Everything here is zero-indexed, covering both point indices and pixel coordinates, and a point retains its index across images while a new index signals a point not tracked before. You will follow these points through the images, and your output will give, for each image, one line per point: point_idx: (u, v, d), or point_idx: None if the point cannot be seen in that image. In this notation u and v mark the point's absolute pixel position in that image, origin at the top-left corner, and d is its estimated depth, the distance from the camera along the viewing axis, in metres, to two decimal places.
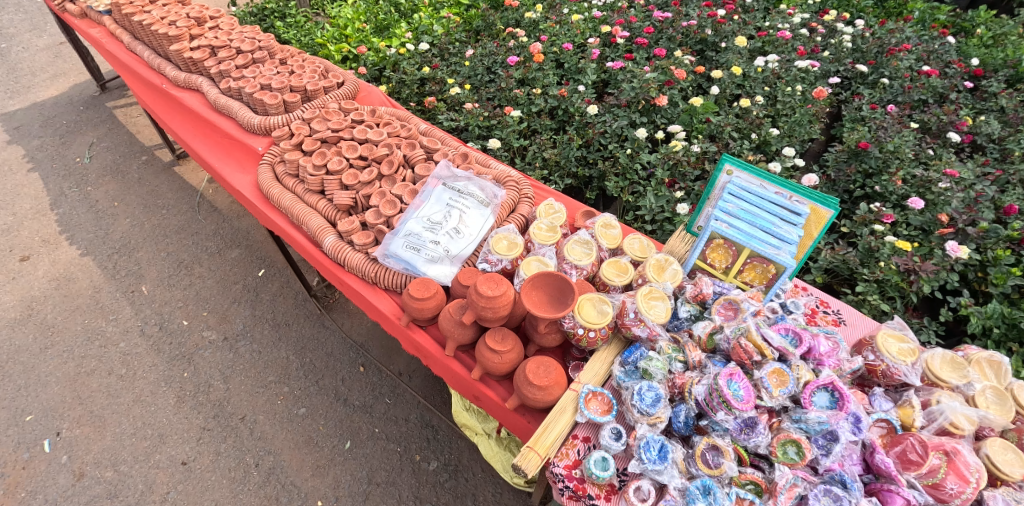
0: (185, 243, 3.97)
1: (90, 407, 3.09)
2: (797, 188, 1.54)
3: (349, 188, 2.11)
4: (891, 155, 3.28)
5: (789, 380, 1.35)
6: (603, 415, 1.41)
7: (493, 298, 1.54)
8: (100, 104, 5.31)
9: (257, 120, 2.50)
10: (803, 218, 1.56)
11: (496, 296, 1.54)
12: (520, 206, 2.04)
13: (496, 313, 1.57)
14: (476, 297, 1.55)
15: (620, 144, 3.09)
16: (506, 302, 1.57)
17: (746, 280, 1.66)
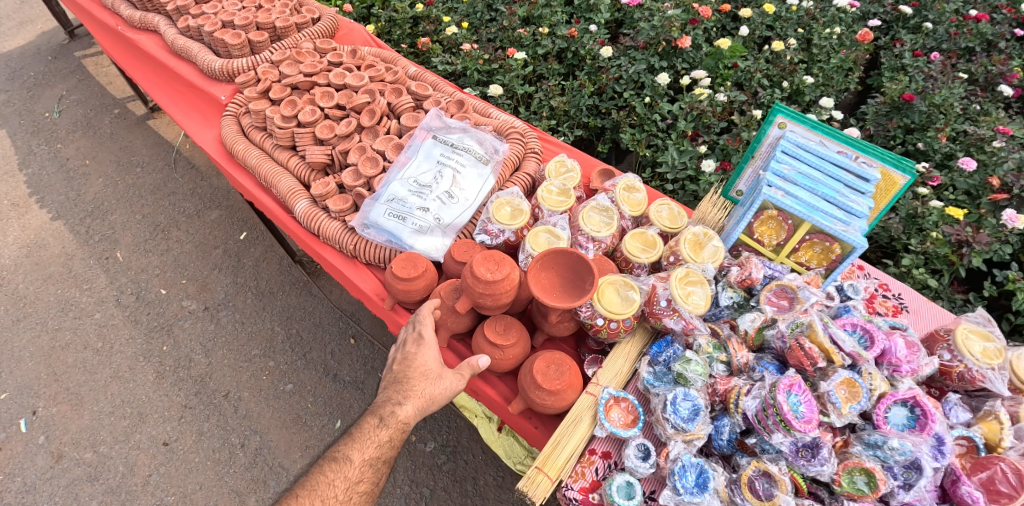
0: (162, 204, 3.62)
1: (67, 384, 2.83)
2: (869, 148, 1.35)
3: (324, 142, 1.80)
4: (937, 109, 2.90)
5: (862, 394, 1.09)
6: (627, 429, 1.15)
7: (493, 284, 1.26)
8: (68, 53, 4.87)
9: (218, 64, 2.15)
10: (872, 184, 1.36)
11: (496, 280, 1.26)
12: (525, 163, 1.73)
13: (497, 300, 1.29)
14: (474, 283, 1.27)
15: (637, 92, 2.71)
16: (508, 286, 1.29)
17: (802, 260, 1.36)
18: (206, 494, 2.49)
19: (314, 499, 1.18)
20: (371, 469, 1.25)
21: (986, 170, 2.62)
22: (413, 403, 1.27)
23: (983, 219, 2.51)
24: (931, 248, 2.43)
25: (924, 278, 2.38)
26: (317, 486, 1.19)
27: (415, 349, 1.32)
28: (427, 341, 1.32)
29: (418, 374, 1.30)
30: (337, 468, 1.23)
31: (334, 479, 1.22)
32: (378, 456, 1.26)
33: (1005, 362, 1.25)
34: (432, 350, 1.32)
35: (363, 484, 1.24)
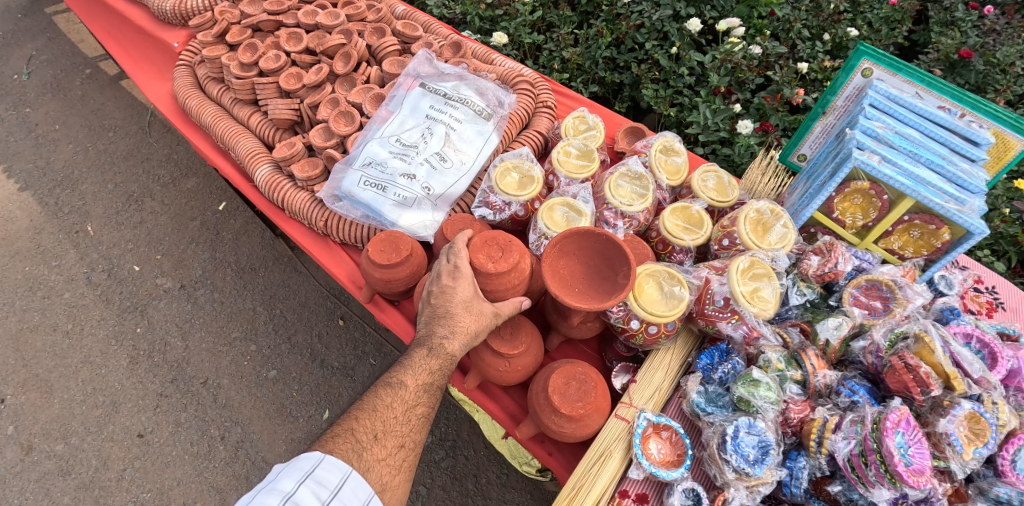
0: (135, 171, 3.27)
1: (35, 370, 2.54)
2: (981, 101, 1.05)
3: (291, 95, 1.49)
4: (997, 67, 2.55)
5: (991, 434, 0.80)
6: (668, 470, 0.87)
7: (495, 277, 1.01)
8: (38, 9, 4.45)
9: (169, 4, 1.81)
10: (983, 148, 1.06)
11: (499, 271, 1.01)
12: (536, 120, 1.43)
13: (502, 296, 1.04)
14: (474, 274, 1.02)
15: (661, 43, 2.35)
16: (515, 276, 1.03)
17: (893, 247, 1.08)
18: (184, 491, 2.22)
19: (374, 420, 0.94)
20: (430, 392, 1.00)
21: None
22: (461, 340, 0.99)
23: None
24: (999, 228, 2.11)
25: (989, 261, 2.08)
26: (371, 408, 0.95)
27: (450, 284, 1.01)
28: (462, 274, 1.01)
29: (462, 306, 0.99)
30: (390, 391, 0.99)
31: (391, 401, 0.97)
32: (433, 381, 1.01)
33: None
34: (472, 283, 1.01)
35: (421, 408, 1.00)
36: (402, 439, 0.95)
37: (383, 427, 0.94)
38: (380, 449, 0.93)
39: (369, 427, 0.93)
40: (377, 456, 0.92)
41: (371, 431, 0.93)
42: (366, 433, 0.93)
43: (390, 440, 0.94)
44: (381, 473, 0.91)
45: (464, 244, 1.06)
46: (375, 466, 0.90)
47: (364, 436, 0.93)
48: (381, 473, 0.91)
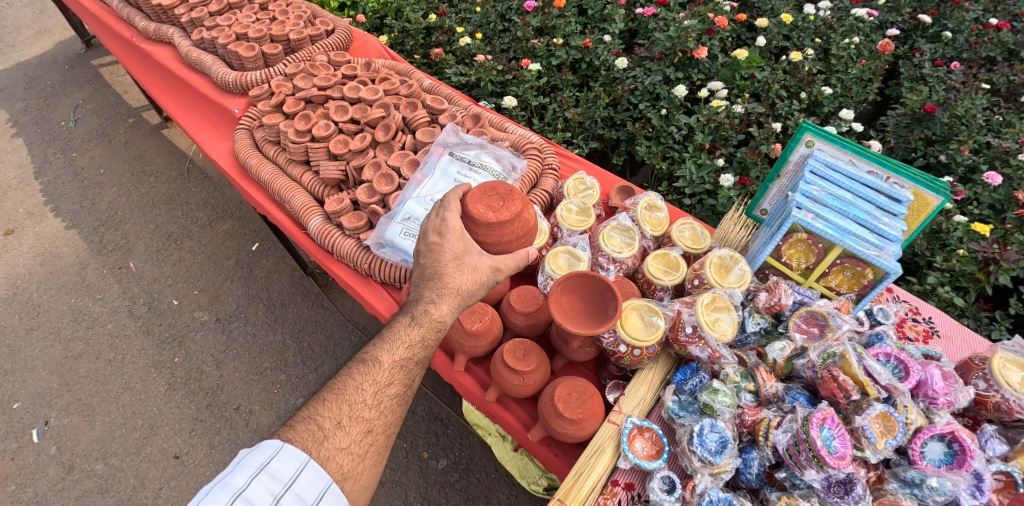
0: (175, 214, 3.58)
1: (79, 395, 2.78)
2: (900, 168, 1.31)
3: (338, 158, 1.79)
4: (960, 120, 2.85)
5: (898, 428, 1.04)
6: (650, 461, 1.11)
7: (493, 225, 1.26)
8: (85, 62, 4.90)
9: (232, 77, 2.14)
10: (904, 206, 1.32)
11: (494, 218, 1.25)
12: (543, 180, 1.71)
13: (498, 242, 1.29)
14: (467, 226, 1.25)
15: (652, 104, 2.68)
16: (510, 222, 1.28)
17: (831, 284, 1.33)
18: None
19: (342, 407, 1.10)
20: (401, 372, 1.18)
21: (1012, 184, 2.61)
22: (448, 299, 1.22)
23: (1010, 234, 2.50)
24: (957, 266, 2.40)
25: (949, 296, 2.36)
26: (343, 392, 1.11)
27: (438, 241, 1.23)
28: (450, 227, 1.24)
29: (450, 257, 1.23)
30: (365, 374, 1.15)
31: (363, 383, 1.14)
32: (407, 359, 1.19)
33: None
34: (459, 236, 1.24)
35: (392, 390, 1.16)
36: (368, 425, 1.11)
37: (348, 413, 1.10)
38: (342, 437, 1.08)
39: (336, 413, 1.09)
40: (338, 445, 1.07)
41: (335, 419, 1.08)
42: (329, 421, 1.08)
43: (355, 427, 1.10)
44: (341, 462, 1.07)
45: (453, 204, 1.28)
46: (334, 455, 1.06)
47: (327, 424, 1.08)
48: (340, 462, 1.06)
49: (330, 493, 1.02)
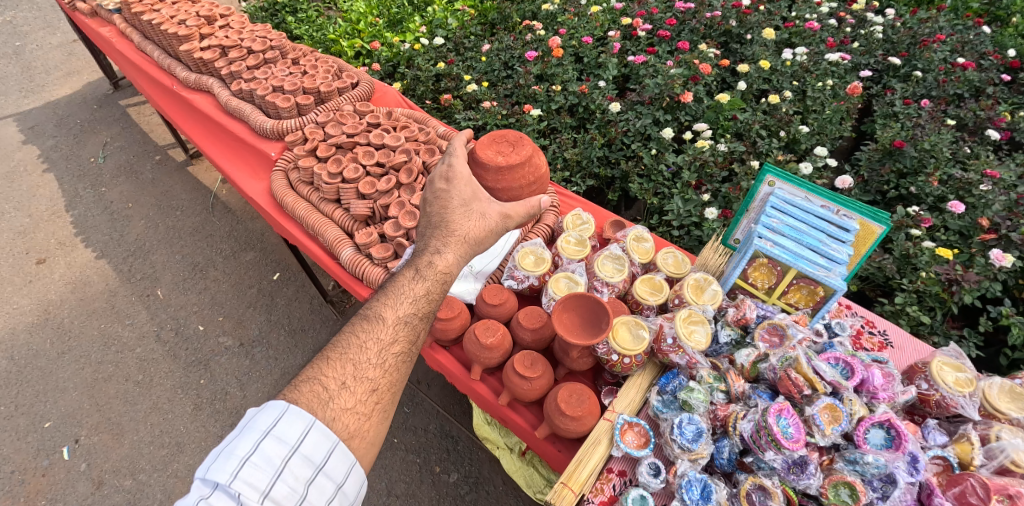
0: (200, 245, 3.80)
1: (108, 415, 2.93)
2: (846, 202, 1.51)
3: (366, 197, 2.05)
4: (927, 153, 3.12)
5: (843, 417, 1.26)
6: (640, 450, 1.33)
7: (502, 168, 1.56)
8: (113, 102, 5.22)
9: (270, 125, 2.43)
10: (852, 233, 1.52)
11: (503, 161, 1.56)
12: (545, 216, 2.00)
13: (508, 186, 1.58)
14: (473, 176, 1.49)
15: (644, 144, 2.99)
16: (518, 165, 1.59)
17: (790, 301, 1.58)
18: None
19: (346, 369, 1.19)
20: (404, 329, 1.26)
21: (975, 211, 2.88)
22: (452, 248, 1.36)
23: (974, 257, 2.75)
24: (922, 287, 2.65)
25: (916, 315, 2.59)
26: (349, 352, 1.20)
27: (445, 190, 1.45)
28: (457, 173, 1.50)
29: (456, 204, 1.43)
30: (370, 333, 1.24)
31: (366, 341, 1.23)
32: (411, 315, 1.27)
33: (977, 389, 1.46)
34: (466, 185, 1.47)
35: (396, 348, 1.24)
36: (372, 384, 1.20)
37: (351, 374, 1.19)
38: (347, 398, 1.18)
39: (341, 374, 1.19)
40: (343, 406, 1.18)
41: (338, 381, 1.18)
42: (334, 382, 1.18)
43: (359, 387, 1.19)
44: (347, 422, 1.17)
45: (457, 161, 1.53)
46: (340, 416, 1.16)
47: (332, 384, 1.18)
48: (346, 422, 1.17)
49: (337, 451, 1.15)
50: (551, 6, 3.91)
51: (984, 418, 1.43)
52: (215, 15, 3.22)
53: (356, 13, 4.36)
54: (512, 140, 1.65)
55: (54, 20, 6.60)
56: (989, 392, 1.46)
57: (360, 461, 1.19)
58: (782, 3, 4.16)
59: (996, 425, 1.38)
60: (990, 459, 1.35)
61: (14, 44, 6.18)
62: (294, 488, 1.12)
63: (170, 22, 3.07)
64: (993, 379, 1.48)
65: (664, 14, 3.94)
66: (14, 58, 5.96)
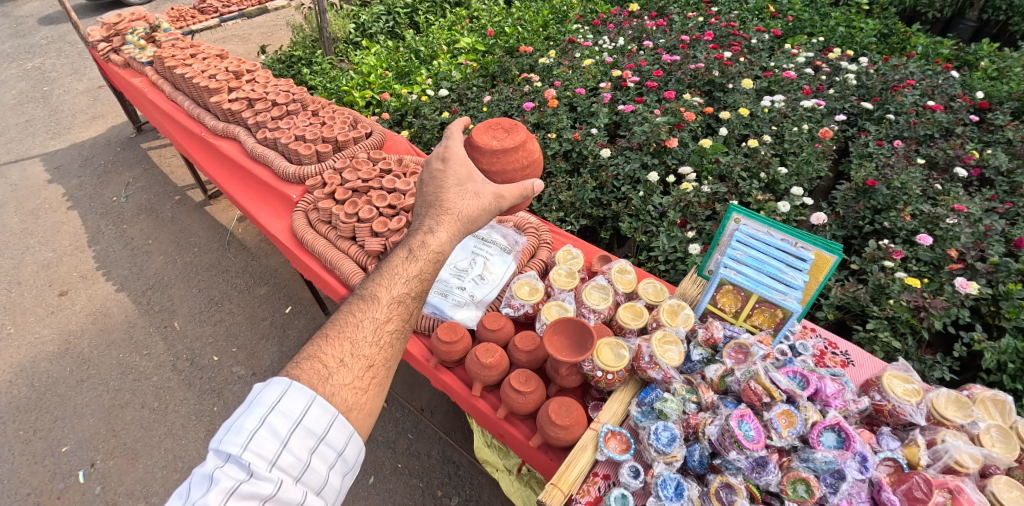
0: (217, 280, 3.97)
1: (124, 440, 3.02)
2: (803, 235, 1.66)
3: (379, 235, 2.29)
4: (899, 191, 3.32)
5: (798, 421, 1.44)
6: (622, 454, 1.50)
7: (496, 151, 1.76)
8: (135, 144, 5.53)
9: (292, 170, 2.71)
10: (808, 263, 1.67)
11: (497, 145, 1.76)
12: (539, 251, 2.25)
13: (502, 168, 1.77)
14: (469, 156, 1.65)
15: (633, 186, 3.26)
16: (511, 149, 1.78)
17: (755, 323, 1.79)
18: None
19: (344, 347, 1.25)
20: (399, 307, 1.33)
21: (944, 243, 3.04)
22: (446, 226, 1.45)
23: (943, 286, 2.89)
24: (892, 313, 2.81)
25: (889, 341, 2.72)
26: (346, 331, 1.27)
27: (443, 169, 1.60)
28: (454, 154, 1.65)
29: (453, 183, 1.56)
30: (366, 312, 1.30)
31: (363, 320, 1.29)
32: (405, 295, 1.34)
33: (926, 400, 1.62)
34: (462, 165, 1.61)
35: (390, 326, 1.31)
36: (369, 360, 1.26)
37: (348, 352, 1.25)
38: (346, 374, 1.25)
39: (339, 352, 1.25)
40: (342, 382, 1.25)
41: (337, 358, 1.25)
42: (333, 359, 1.25)
43: (356, 364, 1.25)
44: (346, 396, 1.25)
45: (455, 144, 1.69)
46: (338, 391, 1.24)
47: (331, 362, 1.25)
48: (344, 396, 1.24)
49: (337, 423, 1.23)
50: (547, 60, 4.28)
51: (932, 425, 1.59)
52: (242, 70, 3.56)
53: (368, 65, 4.75)
54: (506, 128, 1.85)
55: (82, 68, 7.07)
56: (936, 402, 1.61)
57: (359, 431, 1.27)
58: (761, 54, 4.50)
59: (942, 431, 1.55)
60: (936, 460, 1.51)
61: (42, 90, 6.59)
62: (299, 457, 1.19)
63: (201, 76, 3.40)
64: (940, 390, 1.64)
65: (652, 65, 4.29)
66: (43, 102, 6.35)
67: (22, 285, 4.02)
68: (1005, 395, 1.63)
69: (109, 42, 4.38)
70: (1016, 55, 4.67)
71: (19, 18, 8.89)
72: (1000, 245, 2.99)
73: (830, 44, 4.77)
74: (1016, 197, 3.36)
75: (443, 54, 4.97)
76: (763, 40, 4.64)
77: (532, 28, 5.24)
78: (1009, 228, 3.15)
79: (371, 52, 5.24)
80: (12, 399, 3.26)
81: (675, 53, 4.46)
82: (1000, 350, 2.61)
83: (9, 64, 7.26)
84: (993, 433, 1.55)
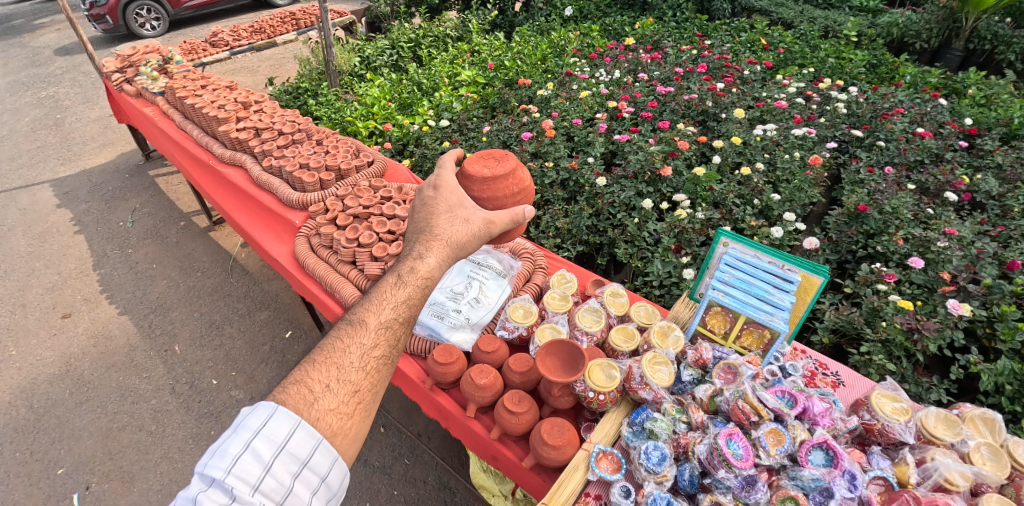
0: (218, 304, 4.02)
1: (120, 463, 3.01)
2: (789, 258, 1.68)
3: (378, 259, 2.37)
4: (890, 216, 3.37)
5: (785, 439, 1.46)
6: (613, 474, 1.53)
7: (486, 179, 1.82)
8: (143, 172, 5.65)
9: (296, 196, 2.80)
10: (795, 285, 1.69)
11: (487, 174, 1.82)
12: (534, 276, 2.30)
13: (493, 195, 1.83)
14: (459, 185, 1.71)
15: (628, 213, 3.34)
16: (501, 177, 1.84)
17: (744, 345, 1.82)
18: None
19: (330, 372, 1.28)
20: (386, 333, 1.36)
21: (936, 267, 3.08)
22: (435, 252, 1.48)
23: (936, 308, 2.90)
24: (886, 336, 2.80)
25: (884, 363, 2.71)
26: (333, 357, 1.30)
27: (433, 197, 1.65)
28: (445, 183, 1.71)
29: (443, 210, 1.60)
30: (353, 338, 1.33)
31: (350, 345, 1.32)
32: (392, 320, 1.37)
33: (914, 418, 1.63)
34: (453, 193, 1.67)
35: (377, 351, 1.34)
36: (354, 386, 1.29)
37: (334, 378, 1.28)
38: (332, 400, 1.28)
39: (325, 377, 1.28)
40: (327, 407, 1.27)
41: (323, 384, 1.27)
42: (318, 385, 1.28)
43: (342, 390, 1.28)
44: (330, 422, 1.27)
45: (445, 174, 1.76)
46: (323, 417, 1.26)
47: (317, 387, 1.27)
48: (329, 421, 1.27)
49: (321, 448, 1.24)
50: (545, 91, 4.42)
51: (921, 443, 1.59)
52: (251, 101, 3.69)
53: (372, 97, 4.90)
54: (497, 158, 1.91)
55: (94, 97, 7.28)
56: (925, 421, 1.62)
57: (343, 456, 1.29)
58: (753, 84, 4.63)
59: (931, 449, 1.55)
60: (925, 478, 1.51)
61: (55, 118, 6.79)
62: (281, 482, 1.21)
63: (211, 106, 3.53)
64: (928, 408, 1.65)
65: (647, 96, 4.43)
66: (55, 130, 6.53)
67: (25, 307, 4.07)
68: (993, 412, 1.64)
69: (123, 72, 4.54)
70: (1003, 83, 4.80)
71: (36, 48, 9.20)
72: (992, 267, 3.02)
73: (820, 74, 4.91)
74: (1007, 220, 3.41)
75: (445, 86, 5.13)
76: (755, 71, 4.78)
77: (531, 61, 5.42)
78: (1002, 251, 3.18)
79: (375, 84, 5.41)
80: (11, 421, 3.26)
81: (670, 84, 4.60)
82: (998, 372, 2.59)
83: (24, 92, 7.48)
84: (983, 451, 1.56)
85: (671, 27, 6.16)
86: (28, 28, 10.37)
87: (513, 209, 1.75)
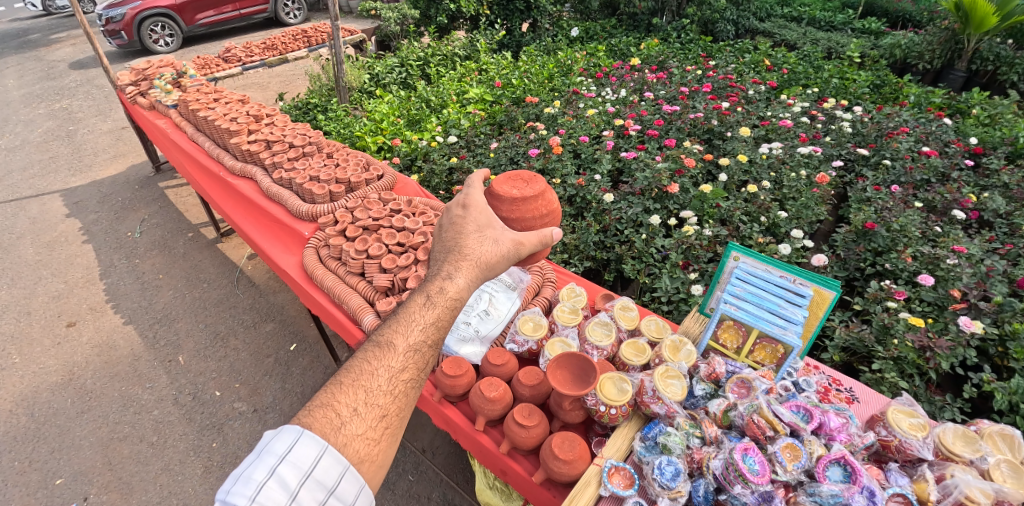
0: (223, 315, 4.02)
1: (119, 474, 2.98)
2: (800, 272, 1.66)
3: (388, 270, 2.37)
4: (898, 234, 3.34)
5: (802, 455, 1.44)
6: (625, 489, 1.50)
7: (516, 200, 1.82)
8: (153, 183, 5.70)
9: (306, 208, 2.83)
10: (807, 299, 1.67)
11: (517, 195, 1.82)
12: (544, 289, 2.33)
13: (522, 216, 1.83)
14: (488, 203, 1.65)
15: (636, 230, 3.34)
16: (530, 198, 1.84)
17: (757, 360, 1.80)
18: None
19: (357, 397, 1.27)
20: (415, 356, 1.34)
21: (946, 283, 3.03)
22: (464, 273, 1.45)
23: (947, 325, 2.87)
24: (898, 354, 2.76)
25: (896, 381, 2.67)
26: (361, 379, 1.28)
27: (463, 215, 1.60)
28: (474, 202, 1.65)
29: (472, 229, 1.56)
30: (381, 360, 1.31)
31: (379, 368, 1.30)
32: (422, 343, 1.35)
33: (932, 434, 1.60)
34: (482, 212, 1.62)
35: (406, 375, 1.32)
36: (383, 410, 1.27)
37: (362, 403, 1.26)
38: (360, 424, 1.26)
39: (353, 400, 1.26)
40: (354, 432, 1.26)
41: (351, 407, 1.26)
42: (346, 408, 1.26)
43: (370, 414, 1.26)
44: (358, 448, 1.25)
45: (474, 190, 1.70)
46: (350, 442, 1.25)
47: (344, 411, 1.26)
48: (356, 447, 1.25)
49: (348, 475, 1.22)
50: (551, 110, 4.48)
51: (940, 460, 1.56)
52: (262, 114, 3.74)
53: (380, 114, 4.96)
54: (525, 180, 1.91)
55: (107, 110, 7.40)
56: (943, 438, 1.59)
57: (370, 483, 1.26)
58: (758, 104, 4.67)
59: (950, 466, 1.51)
60: (946, 495, 1.47)
61: (68, 129, 6.89)
62: None
63: (223, 119, 3.58)
64: (946, 424, 1.61)
65: (653, 115, 4.48)
66: (68, 141, 6.62)
67: (30, 315, 4.08)
68: (1012, 428, 1.61)
69: (137, 85, 4.64)
70: (1007, 103, 4.82)
71: (52, 62, 9.39)
72: (1002, 285, 2.99)
73: (824, 94, 4.95)
74: (1016, 238, 3.39)
75: (453, 103, 5.21)
76: (760, 91, 4.80)
77: (538, 80, 5.49)
78: (1012, 269, 3.15)
79: (384, 101, 5.49)
80: (11, 429, 3.24)
81: (675, 102, 4.64)
82: (1011, 391, 2.55)
83: (39, 104, 7.62)
84: (1003, 467, 1.52)
85: (676, 48, 6.25)
86: (45, 42, 10.59)
87: (542, 229, 1.71)
